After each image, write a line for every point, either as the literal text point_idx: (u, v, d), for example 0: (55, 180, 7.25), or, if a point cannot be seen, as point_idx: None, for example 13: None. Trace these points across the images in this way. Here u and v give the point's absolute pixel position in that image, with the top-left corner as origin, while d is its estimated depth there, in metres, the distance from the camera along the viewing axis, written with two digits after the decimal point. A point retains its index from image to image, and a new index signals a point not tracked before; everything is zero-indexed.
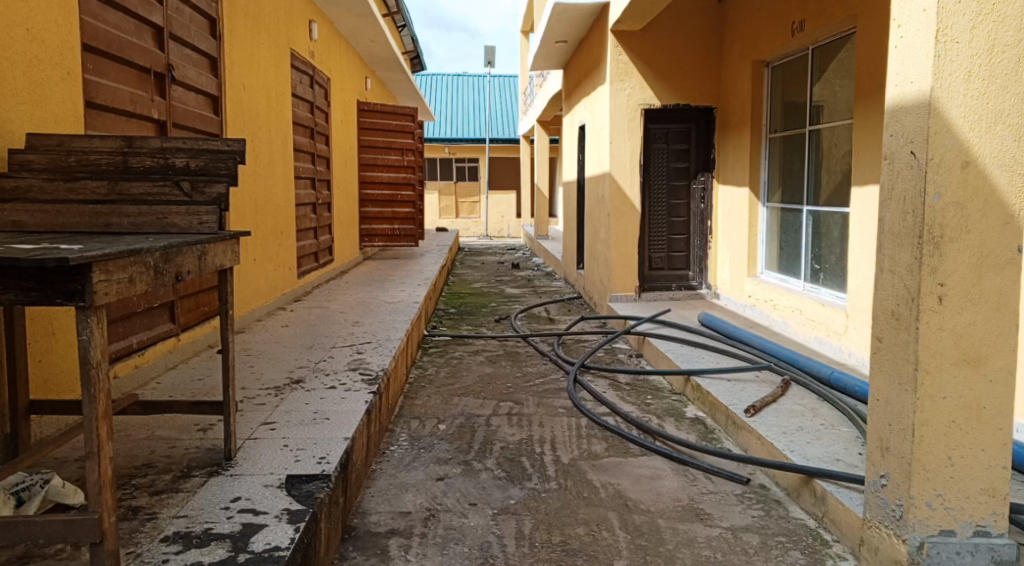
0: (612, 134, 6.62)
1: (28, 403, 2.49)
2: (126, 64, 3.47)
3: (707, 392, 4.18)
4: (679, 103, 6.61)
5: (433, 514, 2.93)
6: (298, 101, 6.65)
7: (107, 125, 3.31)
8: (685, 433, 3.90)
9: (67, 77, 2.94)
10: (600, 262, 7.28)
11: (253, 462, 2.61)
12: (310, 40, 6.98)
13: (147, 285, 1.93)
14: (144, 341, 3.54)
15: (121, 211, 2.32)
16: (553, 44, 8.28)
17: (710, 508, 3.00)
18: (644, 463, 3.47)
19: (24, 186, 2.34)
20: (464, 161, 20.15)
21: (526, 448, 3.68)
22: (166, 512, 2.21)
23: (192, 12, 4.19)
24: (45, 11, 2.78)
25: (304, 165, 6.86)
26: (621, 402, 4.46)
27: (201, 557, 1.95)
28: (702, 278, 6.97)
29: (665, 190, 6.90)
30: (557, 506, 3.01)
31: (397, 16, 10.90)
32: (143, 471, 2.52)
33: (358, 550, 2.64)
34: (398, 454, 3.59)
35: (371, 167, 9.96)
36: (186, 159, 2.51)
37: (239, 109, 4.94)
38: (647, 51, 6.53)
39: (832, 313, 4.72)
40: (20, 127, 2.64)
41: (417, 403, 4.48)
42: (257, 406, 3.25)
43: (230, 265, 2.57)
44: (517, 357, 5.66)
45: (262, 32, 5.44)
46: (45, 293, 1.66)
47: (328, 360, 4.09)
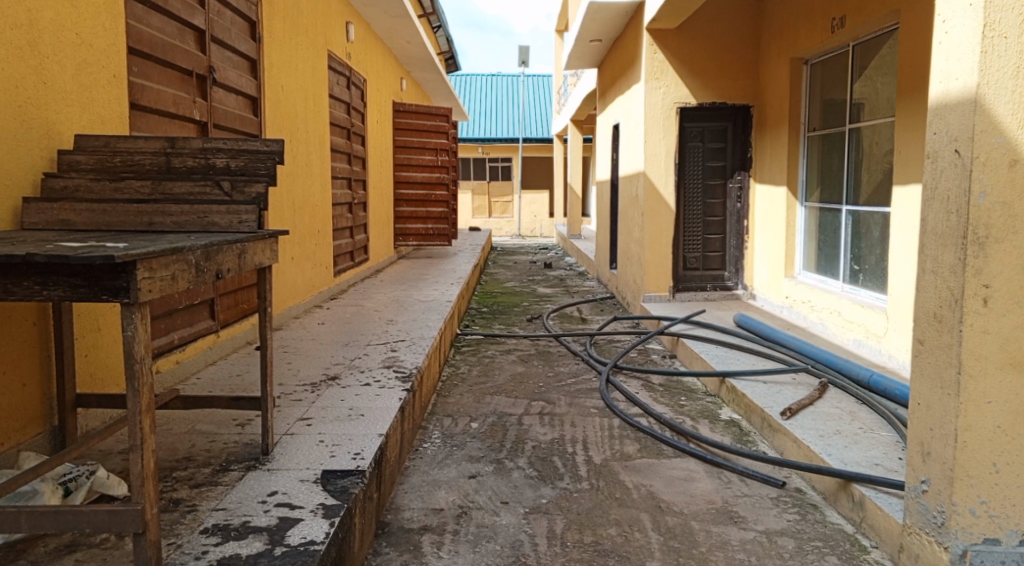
0: (647, 133, 6.57)
1: (75, 397, 2.56)
2: (170, 67, 3.55)
3: (742, 394, 4.14)
4: (715, 101, 6.54)
5: (465, 512, 2.95)
6: (334, 102, 6.74)
7: (151, 126, 3.40)
8: (719, 435, 3.87)
9: (114, 80, 3.02)
10: (633, 262, 7.24)
11: (289, 457, 2.66)
12: (347, 41, 7.07)
13: (188, 283, 1.98)
14: (185, 337, 3.62)
15: (163, 211, 2.38)
16: (588, 43, 8.27)
17: (745, 511, 2.97)
18: (678, 465, 3.45)
19: (72, 186, 2.45)
20: (497, 161, 20.20)
21: (558, 448, 3.68)
22: (205, 505, 2.26)
23: (233, 15, 4.28)
24: (93, 15, 2.86)
25: (341, 165, 6.94)
26: (655, 403, 4.44)
27: (239, 549, 1.99)
28: (738, 278, 6.89)
29: (701, 190, 6.82)
30: (588, 506, 3.01)
31: (433, 17, 10.97)
32: (184, 464, 2.58)
33: (391, 546, 2.67)
34: (430, 452, 3.62)
35: (405, 167, 10.04)
36: (226, 159, 2.56)
37: (278, 110, 5.03)
38: (683, 49, 6.48)
39: (871, 316, 4.65)
40: (70, 128, 2.72)
41: (450, 401, 4.50)
42: (293, 402, 3.30)
43: (268, 263, 2.61)
44: (549, 357, 5.67)
45: (301, 34, 5.52)
46: (90, 289, 1.70)
47: (363, 357, 4.14)
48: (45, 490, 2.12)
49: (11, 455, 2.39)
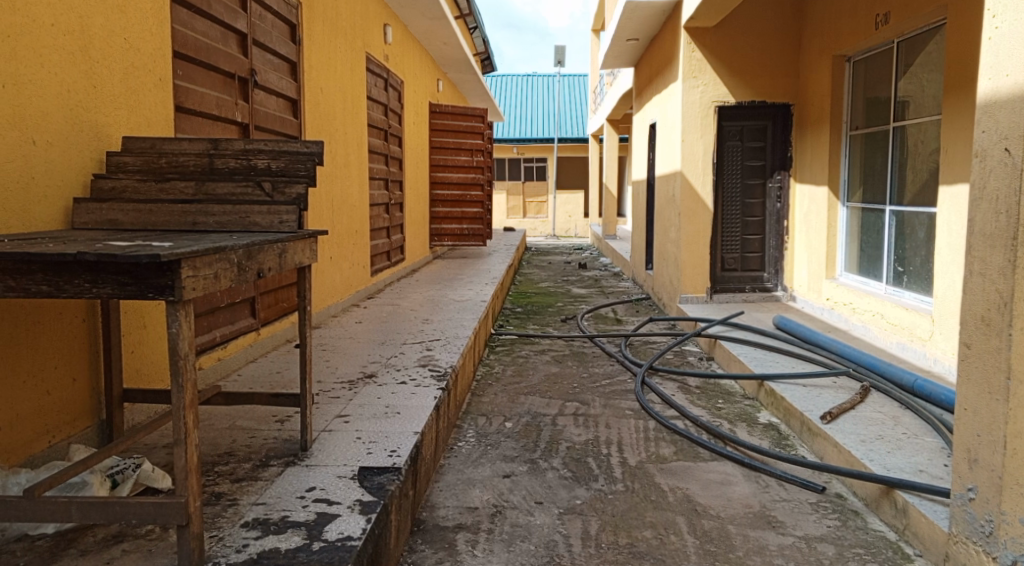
0: (684, 133, 6.52)
1: (122, 392, 2.64)
2: (213, 70, 3.63)
3: (781, 398, 4.08)
4: (754, 100, 6.46)
5: (499, 511, 2.95)
6: (372, 104, 6.81)
7: (195, 128, 3.48)
8: (757, 439, 3.82)
9: (160, 83, 3.10)
10: (670, 262, 7.18)
11: (327, 453, 2.70)
12: (384, 43, 7.13)
13: (231, 282, 2.02)
14: (227, 335, 3.70)
15: (206, 211, 2.44)
16: (625, 42, 8.23)
17: (784, 516, 2.93)
18: (714, 468, 3.41)
19: (119, 187, 2.52)
20: (532, 161, 20.23)
21: (592, 449, 3.67)
22: (246, 499, 2.31)
23: (274, 18, 4.35)
24: (140, 21, 2.94)
25: (378, 166, 7.01)
26: (691, 406, 4.40)
27: (279, 543, 2.03)
28: (777, 279, 6.79)
29: (740, 189, 6.74)
30: (623, 508, 3.00)
31: (469, 18, 11.02)
32: (225, 459, 2.64)
33: (427, 543, 2.70)
34: (465, 450, 3.64)
35: (440, 167, 10.10)
36: (267, 161, 2.60)
37: (317, 112, 5.11)
38: (722, 47, 6.40)
39: (916, 319, 4.54)
40: (118, 131, 2.80)
41: (484, 400, 4.53)
42: (331, 399, 3.35)
43: (308, 263, 2.65)
44: (584, 357, 5.66)
45: (340, 36, 5.59)
46: (137, 287, 1.74)
47: (399, 356, 4.18)
48: (94, 481, 2.18)
49: (61, 446, 2.47)
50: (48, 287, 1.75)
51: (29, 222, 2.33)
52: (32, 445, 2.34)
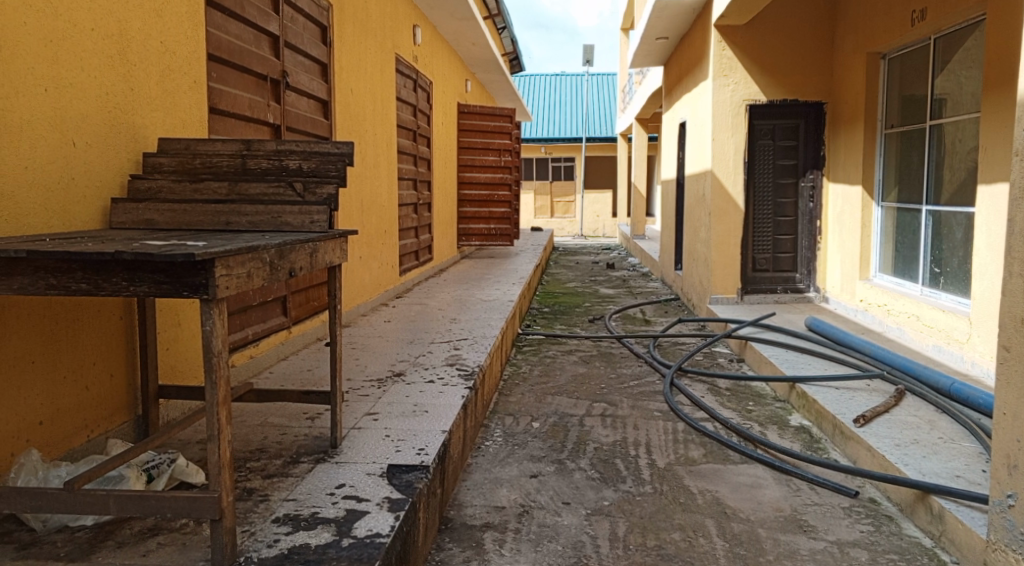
0: (714, 132, 6.45)
1: (157, 388, 2.69)
2: (246, 72, 3.69)
3: (813, 400, 4.03)
4: (786, 98, 6.38)
5: (527, 511, 2.96)
6: (402, 105, 6.86)
7: (228, 129, 3.53)
8: (788, 441, 3.78)
9: (195, 85, 3.15)
10: (700, 262, 7.12)
11: (356, 451, 2.73)
12: (414, 44, 7.17)
13: (263, 281, 2.05)
14: (259, 333, 3.75)
15: (239, 211, 2.49)
16: (654, 41, 8.19)
17: (815, 520, 2.90)
18: (744, 471, 3.38)
19: (155, 187, 2.58)
20: (560, 161, 20.21)
21: (619, 450, 3.66)
22: (277, 495, 2.34)
23: (306, 21, 4.40)
24: (176, 24, 2.99)
25: (407, 166, 7.05)
26: (721, 408, 4.36)
27: (308, 539, 2.05)
28: (810, 280, 6.71)
29: (771, 189, 6.67)
30: (651, 510, 2.98)
31: (497, 18, 11.04)
32: (257, 455, 2.68)
33: (454, 542, 2.71)
34: (492, 450, 3.65)
35: (468, 167, 10.13)
36: (298, 161, 2.65)
37: (347, 113, 5.15)
38: (754, 45, 6.32)
39: (954, 321, 4.45)
40: (154, 132, 2.86)
41: (511, 400, 4.53)
42: (361, 397, 3.38)
43: (339, 262, 2.68)
44: (612, 358, 5.64)
45: (369, 37, 5.64)
46: (173, 285, 1.78)
47: (427, 355, 4.21)
48: (131, 475, 2.23)
49: (99, 441, 2.52)
50: (87, 285, 1.78)
51: (69, 222, 2.39)
52: (71, 439, 2.40)
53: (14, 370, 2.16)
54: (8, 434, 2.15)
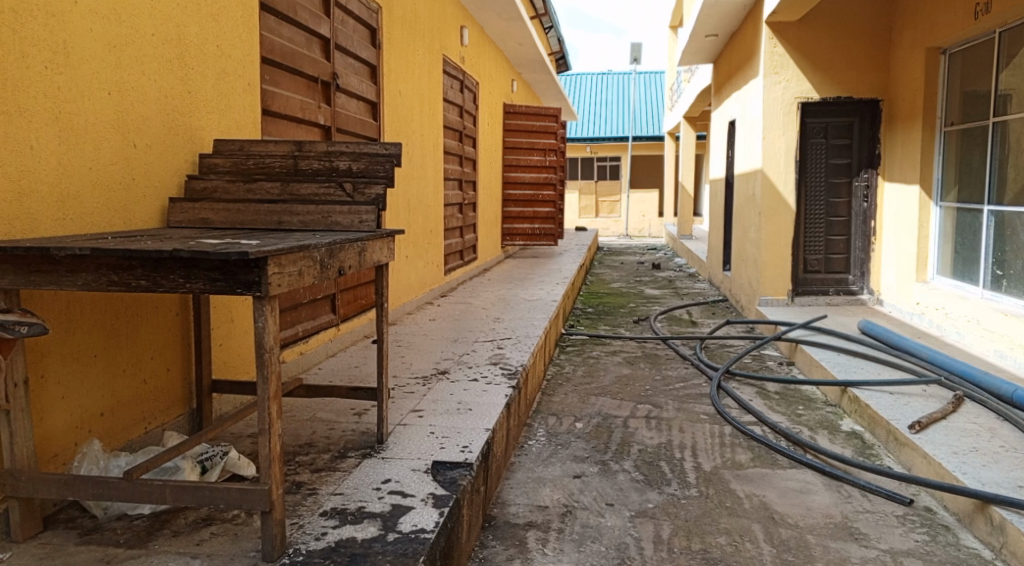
0: (764, 130, 6.34)
1: (211, 383, 2.78)
2: (298, 74, 3.77)
3: (866, 405, 3.93)
4: (840, 95, 6.24)
5: (570, 511, 2.96)
6: (448, 105, 6.92)
7: (280, 131, 3.62)
8: (840, 447, 3.70)
9: (249, 88, 3.24)
10: (749, 263, 7.00)
11: (402, 446, 2.77)
12: (461, 45, 7.23)
13: (314, 279, 2.10)
14: (309, 330, 3.82)
15: (291, 211, 2.55)
16: (703, 38, 8.09)
17: (867, 528, 2.83)
18: (793, 476, 3.32)
19: (211, 187, 2.66)
20: (606, 161, 20.12)
21: (664, 452, 3.63)
22: (324, 489, 2.39)
23: (356, 23, 4.48)
24: (232, 29, 3.08)
25: (453, 167, 7.11)
26: (770, 412, 4.29)
27: (355, 533, 2.09)
28: (863, 282, 6.56)
29: (824, 188, 6.53)
30: (697, 513, 2.95)
31: (544, 18, 11.04)
32: (306, 449, 2.74)
33: (497, 539, 2.73)
34: (535, 449, 3.66)
35: (513, 167, 10.14)
36: (348, 162, 2.69)
37: (395, 114, 5.23)
38: (807, 41, 6.18)
39: (1017, 325, 4.30)
40: (210, 133, 2.94)
41: (555, 400, 4.54)
42: (406, 394, 3.43)
43: (386, 261, 2.71)
44: (657, 360, 5.59)
45: (417, 38, 5.70)
46: (227, 282, 1.83)
47: (471, 354, 4.25)
48: (186, 466, 2.31)
49: (156, 433, 2.61)
50: (146, 282, 1.85)
51: (130, 221, 2.48)
52: (130, 430, 2.49)
53: (78, 363, 2.24)
54: (72, 425, 2.24)
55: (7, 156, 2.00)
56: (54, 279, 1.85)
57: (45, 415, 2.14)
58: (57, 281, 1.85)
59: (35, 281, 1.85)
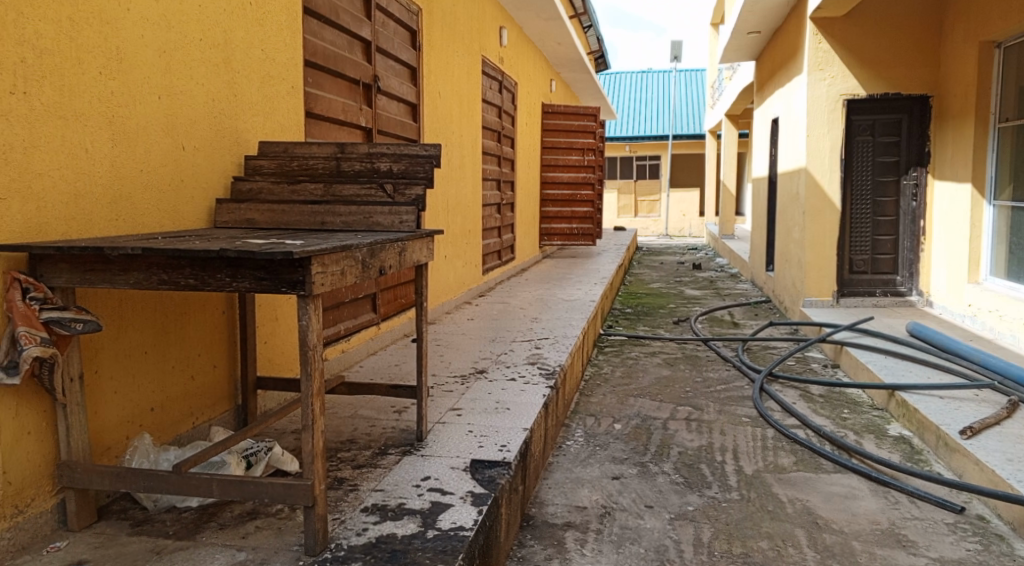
0: (809, 127, 6.23)
1: (256, 380, 2.85)
2: (340, 77, 3.83)
3: (914, 409, 3.85)
4: (887, 92, 6.10)
5: (609, 512, 2.95)
6: (487, 106, 6.94)
7: (323, 132, 3.68)
8: (886, 452, 3.62)
9: (292, 91, 3.30)
10: (793, 263, 6.88)
11: (441, 444, 2.79)
12: (500, 46, 7.25)
13: (356, 278, 2.13)
14: (350, 329, 3.88)
15: (334, 211, 2.60)
16: (745, 35, 7.98)
17: (915, 535, 2.77)
18: (838, 481, 3.26)
19: (256, 189, 2.72)
20: (645, 159, 19.98)
21: (705, 455, 3.59)
22: (366, 485, 2.43)
23: (397, 26, 4.53)
24: (276, 34, 3.14)
25: (491, 167, 7.14)
26: (814, 415, 4.22)
27: (395, 529, 2.12)
28: (912, 283, 6.40)
29: (871, 186, 6.39)
30: (738, 517, 2.91)
31: (584, 17, 11.00)
32: (348, 446, 2.78)
33: (536, 539, 2.74)
34: (574, 450, 3.66)
35: (552, 167, 10.13)
36: (389, 164, 2.73)
37: (435, 115, 5.27)
38: (853, 36, 6.05)
39: None
40: (255, 136, 3.01)
41: (593, 401, 4.52)
42: (445, 393, 3.46)
43: (426, 261, 2.74)
44: (698, 361, 5.54)
45: (456, 40, 5.74)
46: (272, 281, 1.87)
47: (509, 353, 4.26)
48: (232, 461, 2.36)
49: (204, 428, 2.68)
50: (194, 281, 1.90)
51: (179, 222, 2.55)
52: (179, 425, 2.56)
53: (129, 359, 2.31)
54: (123, 419, 2.31)
55: (64, 158, 2.07)
56: (108, 277, 1.92)
57: (98, 409, 2.21)
58: (110, 279, 1.92)
59: (90, 280, 1.92)
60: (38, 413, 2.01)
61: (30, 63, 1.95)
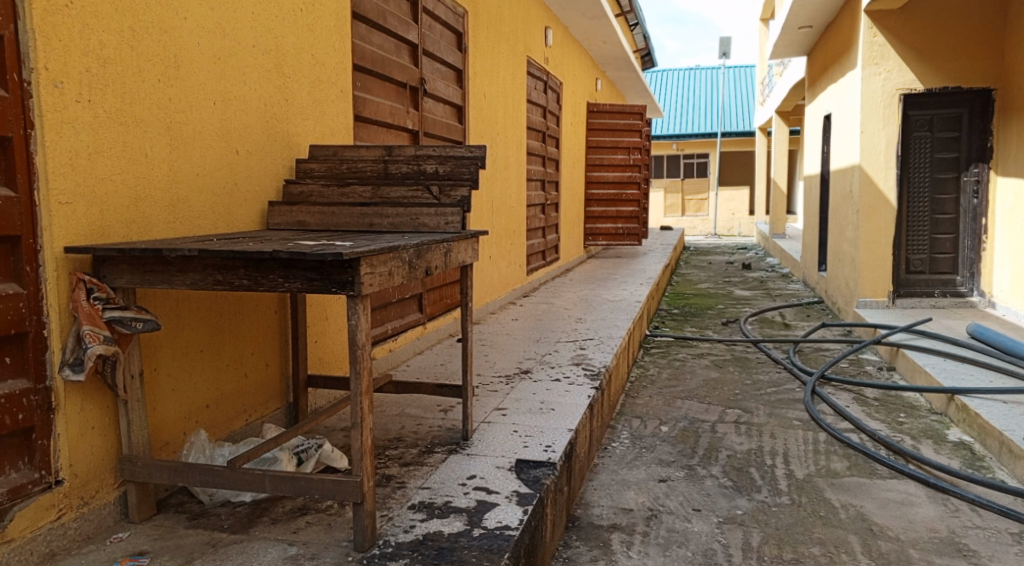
0: (863, 123, 6.07)
1: (307, 378, 2.92)
2: (388, 80, 3.89)
3: (976, 414, 3.72)
4: (947, 86, 5.91)
5: (655, 515, 2.93)
6: (532, 106, 6.96)
7: (371, 136, 3.74)
8: (946, 458, 3.51)
9: (342, 95, 3.36)
10: (846, 263, 6.71)
11: (486, 444, 2.81)
12: (545, 46, 7.25)
13: (403, 279, 2.16)
14: (397, 328, 3.94)
15: (381, 213, 2.64)
16: (796, 29, 7.82)
17: (977, 545, 2.68)
18: (893, 487, 3.17)
19: (307, 191, 2.78)
20: (692, 157, 19.75)
21: (755, 458, 3.54)
22: (413, 482, 2.46)
23: (443, 28, 4.57)
24: (326, 39, 3.20)
25: (536, 167, 7.15)
26: (869, 419, 4.11)
27: (442, 527, 2.14)
28: (973, 283, 6.20)
29: (929, 183, 6.20)
30: (789, 522, 2.86)
31: (630, 15, 10.93)
32: (395, 443, 2.82)
33: (582, 540, 2.74)
34: (620, 451, 3.65)
35: (596, 167, 10.09)
36: (435, 165, 2.76)
37: (480, 118, 5.31)
38: (910, 30, 5.88)
39: None
40: (306, 140, 3.07)
41: (639, 403, 4.50)
42: (490, 392, 3.48)
43: (471, 262, 2.76)
44: (746, 363, 5.45)
45: (502, 41, 5.76)
46: (323, 282, 1.91)
47: (553, 353, 4.26)
48: (283, 457, 2.42)
49: (256, 425, 2.75)
50: (248, 281, 1.95)
51: (233, 224, 2.62)
52: (233, 422, 2.63)
53: (186, 357, 2.39)
54: (180, 416, 2.38)
55: (125, 164, 2.15)
56: (166, 278, 1.99)
57: (157, 406, 2.28)
58: (169, 279, 1.99)
59: (149, 280, 1.99)
60: (101, 409, 2.09)
61: (95, 72, 2.03)
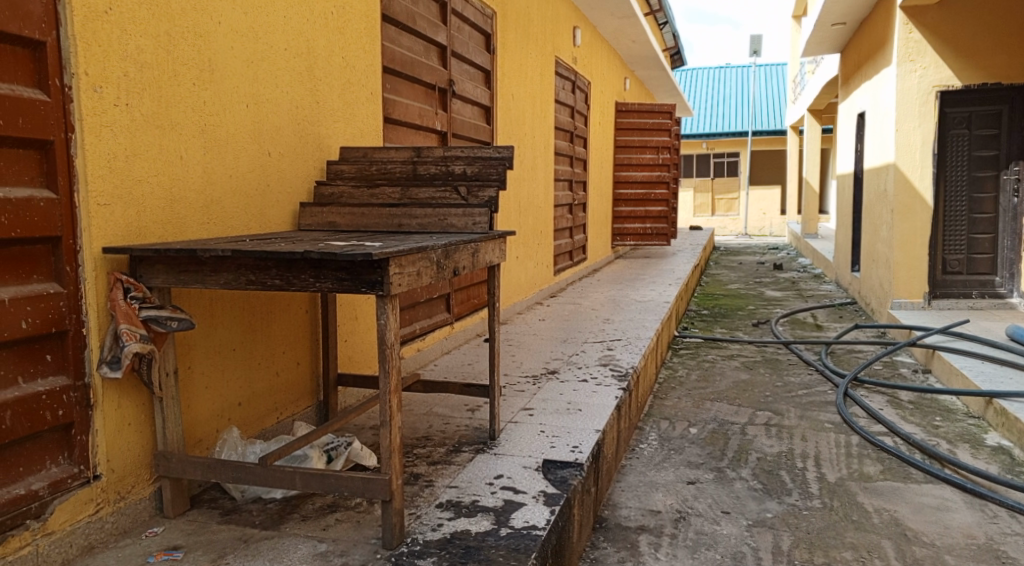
0: (897, 121, 5.97)
1: (337, 377, 2.95)
2: (417, 82, 3.91)
3: (1015, 418, 3.64)
4: (985, 83, 5.79)
5: (684, 517, 2.92)
6: (560, 106, 6.95)
7: (400, 137, 3.77)
8: (983, 462, 3.44)
9: (371, 97, 3.39)
10: (880, 263, 6.60)
11: (514, 443, 2.82)
12: (574, 46, 7.24)
13: (431, 279, 2.18)
14: (426, 328, 3.96)
15: (410, 214, 2.66)
16: (829, 26, 7.72)
17: (1016, 551, 2.62)
18: (928, 492, 3.12)
19: (337, 193, 2.81)
20: (723, 157, 19.55)
21: (785, 461, 3.50)
22: (440, 481, 2.48)
23: (471, 30, 4.59)
24: (355, 40, 3.24)
25: (564, 167, 7.14)
26: (903, 423, 4.04)
27: (469, 526, 2.16)
28: (1012, 284, 6.07)
29: (966, 182, 6.07)
30: (820, 526, 2.83)
31: (659, 14, 10.87)
32: (423, 442, 2.84)
33: (609, 541, 2.73)
34: (648, 453, 3.63)
35: (624, 167, 10.05)
36: (463, 166, 2.77)
37: (508, 119, 5.32)
38: (947, 26, 5.76)
39: None
40: (336, 142, 3.11)
41: (667, 404, 4.47)
42: (517, 392, 3.49)
43: (498, 262, 2.77)
44: (777, 365, 5.39)
45: (530, 42, 5.77)
46: (353, 282, 1.93)
47: (581, 354, 4.26)
48: (313, 455, 2.45)
49: (287, 423, 2.79)
50: (280, 281, 1.98)
51: (265, 225, 2.66)
52: (264, 419, 2.67)
53: (219, 356, 2.43)
54: (213, 413, 2.43)
55: (161, 166, 2.20)
56: (200, 278, 2.03)
57: (191, 403, 2.33)
58: (203, 279, 2.03)
59: (184, 280, 2.03)
60: (138, 407, 2.14)
61: (133, 76, 2.08)
